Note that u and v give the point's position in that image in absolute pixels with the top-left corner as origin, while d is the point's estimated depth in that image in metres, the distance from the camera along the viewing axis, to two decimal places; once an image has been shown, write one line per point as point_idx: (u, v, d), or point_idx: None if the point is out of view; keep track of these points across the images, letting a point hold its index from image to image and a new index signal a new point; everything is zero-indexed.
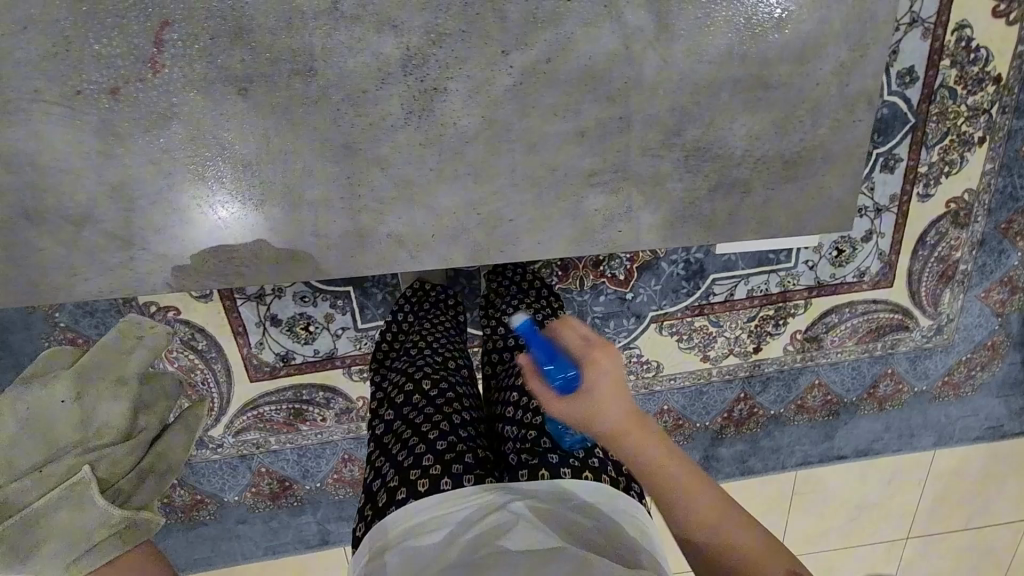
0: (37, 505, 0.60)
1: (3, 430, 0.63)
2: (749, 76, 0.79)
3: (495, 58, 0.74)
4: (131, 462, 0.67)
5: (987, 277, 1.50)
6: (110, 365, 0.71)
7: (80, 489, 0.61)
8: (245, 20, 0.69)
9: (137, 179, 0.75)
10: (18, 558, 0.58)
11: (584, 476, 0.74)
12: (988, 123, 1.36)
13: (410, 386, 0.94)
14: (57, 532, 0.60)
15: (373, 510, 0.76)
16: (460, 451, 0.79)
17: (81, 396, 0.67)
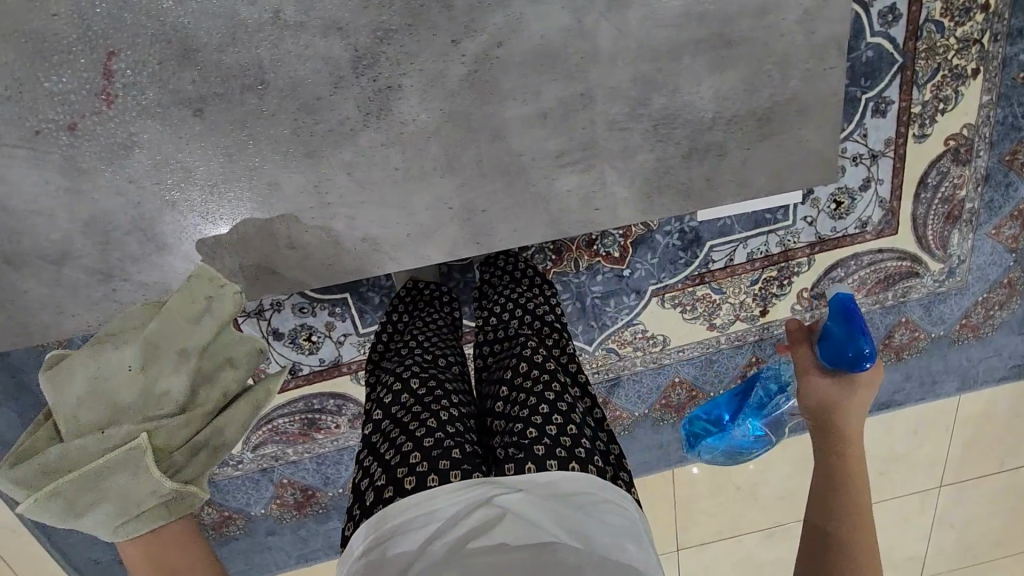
0: (97, 467, 0.60)
1: (65, 394, 0.63)
2: (710, 35, 0.76)
3: (446, 49, 0.73)
4: (186, 436, 0.65)
5: (995, 213, 1.45)
6: (179, 329, 0.67)
7: (136, 460, 0.60)
8: (191, 41, 0.69)
9: (108, 212, 0.75)
10: (69, 517, 0.60)
11: (571, 467, 0.74)
12: (981, 53, 1.31)
13: (398, 385, 0.95)
14: (108, 498, 0.61)
15: (361, 509, 0.78)
16: (446, 447, 0.80)
17: (146, 365, 0.64)
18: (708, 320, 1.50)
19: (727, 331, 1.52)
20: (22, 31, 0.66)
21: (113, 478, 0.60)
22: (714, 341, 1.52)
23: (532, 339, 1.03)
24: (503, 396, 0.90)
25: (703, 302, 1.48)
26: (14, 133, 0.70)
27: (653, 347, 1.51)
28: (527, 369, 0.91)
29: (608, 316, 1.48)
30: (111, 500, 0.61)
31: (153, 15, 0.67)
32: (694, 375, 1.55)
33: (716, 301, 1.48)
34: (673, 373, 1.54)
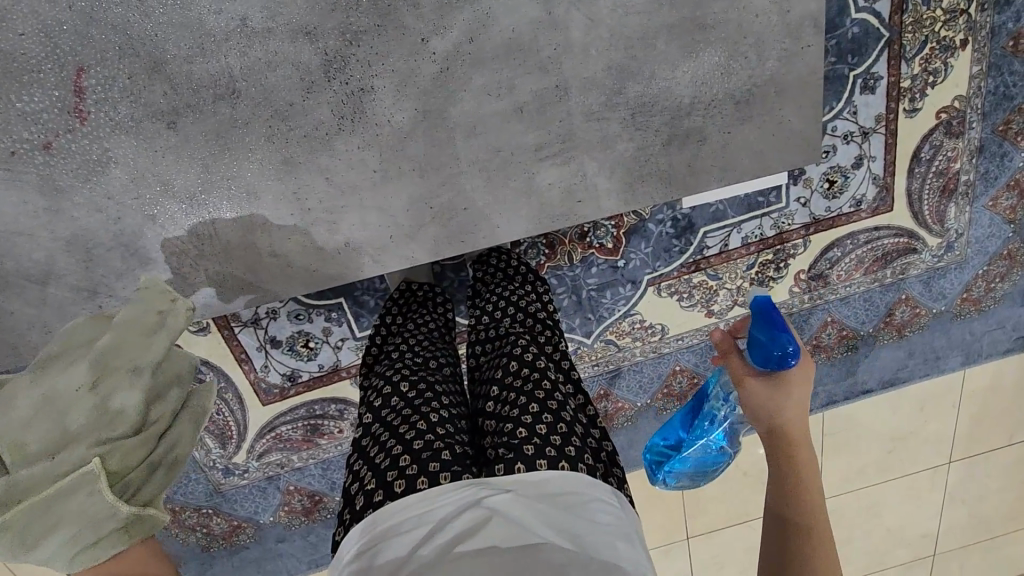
0: (49, 492, 0.57)
1: (13, 414, 0.61)
2: (683, 19, 0.75)
3: (417, 48, 0.72)
4: (143, 454, 0.63)
5: (991, 184, 1.43)
6: (134, 346, 0.65)
7: (90, 482, 0.58)
8: (159, 53, 0.69)
9: (88, 229, 0.76)
10: (18, 548, 0.57)
11: (560, 466, 0.75)
12: (968, 23, 1.29)
13: (388, 389, 0.95)
14: (60, 524, 0.58)
15: (351, 514, 0.78)
16: (435, 449, 0.80)
17: (98, 383, 0.63)
18: (706, 307, 1.49)
19: (726, 317, 1.51)
20: None
21: (68, 502, 0.58)
22: (713, 328, 1.51)
23: (523, 338, 1.03)
24: (493, 396, 0.90)
25: (700, 289, 1.47)
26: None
27: (652, 336, 1.50)
28: (518, 369, 0.91)
29: (605, 308, 1.47)
30: (66, 526, 0.58)
31: (121, 31, 0.67)
32: (694, 363, 1.54)
33: (712, 287, 1.47)
34: (673, 362, 1.53)
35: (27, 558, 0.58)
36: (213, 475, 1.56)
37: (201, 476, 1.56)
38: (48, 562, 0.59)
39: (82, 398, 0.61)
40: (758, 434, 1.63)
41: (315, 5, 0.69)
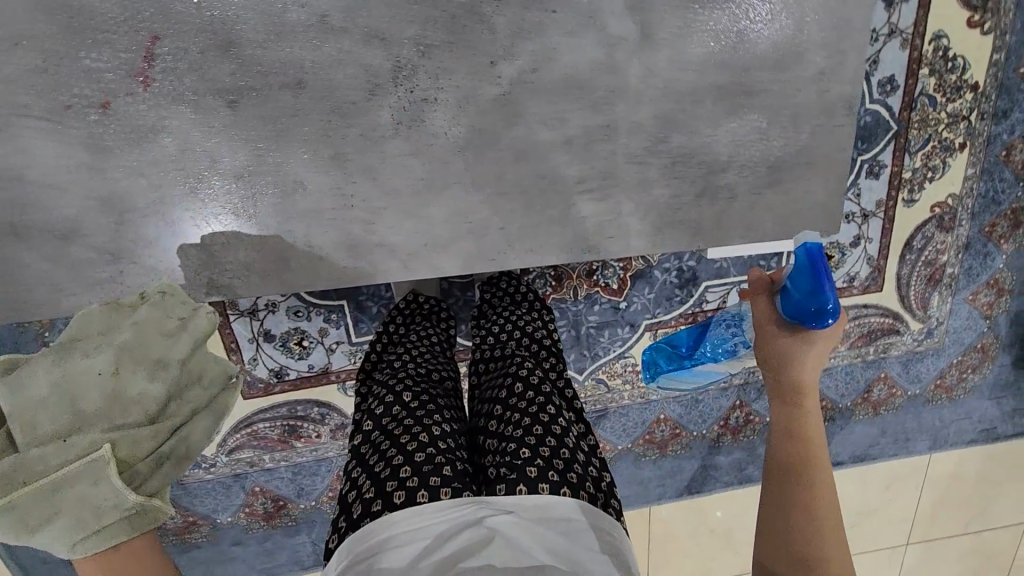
0: (59, 474, 0.59)
1: (29, 394, 0.62)
2: (731, 83, 0.80)
3: (482, 69, 0.75)
4: (153, 446, 0.64)
5: (973, 279, 1.51)
6: (154, 343, 0.69)
7: (100, 468, 0.59)
8: (235, 34, 0.70)
9: (125, 194, 0.75)
10: (26, 527, 0.58)
11: (561, 492, 0.73)
12: (968, 129, 1.39)
13: (391, 398, 0.94)
14: (66, 508, 0.59)
15: (347, 522, 0.76)
16: (438, 463, 0.78)
17: (117, 371, 0.65)
18: None
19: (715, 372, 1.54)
20: (68, 7, 0.67)
21: (72, 487, 0.59)
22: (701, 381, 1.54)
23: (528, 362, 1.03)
24: (496, 416, 0.90)
25: None
26: (42, 106, 0.70)
27: (642, 382, 1.52)
28: (523, 391, 0.91)
29: (601, 347, 1.49)
30: (71, 509, 0.59)
31: (199, 7, 0.69)
32: (680, 413, 1.56)
33: None
34: (659, 409, 1.54)
35: (28, 538, 0.59)
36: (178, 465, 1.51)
37: None
38: (49, 546, 0.59)
39: (100, 383, 0.64)
40: (730, 492, 1.65)
41: (394, 13, 0.71)
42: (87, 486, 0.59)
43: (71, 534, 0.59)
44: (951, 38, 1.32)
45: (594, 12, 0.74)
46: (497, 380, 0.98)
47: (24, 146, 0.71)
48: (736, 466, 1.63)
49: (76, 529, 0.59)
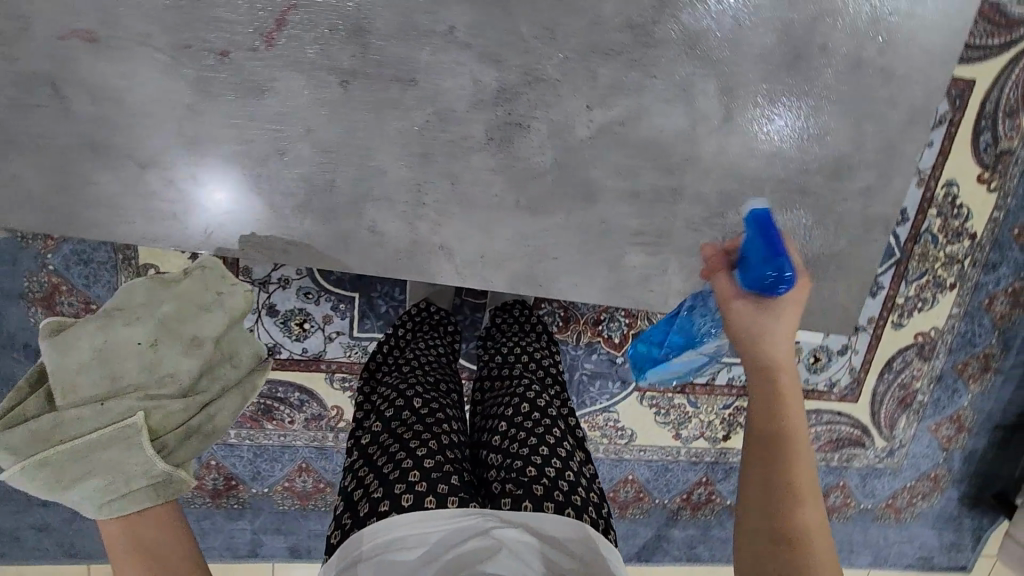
0: (93, 435, 0.61)
1: (75, 357, 0.65)
2: (790, 179, 0.88)
3: (578, 111, 0.81)
4: (182, 417, 0.65)
5: (939, 411, 1.61)
6: (194, 318, 0.71)
7: (130, 433, 0.61)
8: (366, 22, 0.74)
9: (211, 140, 0.77)
10: (60, 485, 0.60)
11: (566, 512, 0.73)
12: (960, 272, 1.52)
13: (400, 402, 0.93)
14: (99, 470, 0.60)
15: (352, 519, 0.75)
16: (446, 471, 0.78)
17: (157, 343, 0.68)
18: (675, 429, 1.57)
19: (688, 445, 1.58)
20: None
21: (105, 449, 0.61)
22: (674, 451, 1.58)
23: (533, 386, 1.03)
24: (498, 431, 0.89)
25: (676, 410, 1.56)
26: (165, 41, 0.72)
27: (619, 439, 1.55)
28: (529, 411, 0.91)
29: (588, 396, 1.52)
30: (102, 472, 0.60)
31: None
32: (647, 478, 1.58)
33: (688, 413, 1.56)
34: (628, 470, 1.57)
35: (61, 497, 0.61)
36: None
37: None
38: (79, 507, 0.61)
39: (140, 353, 0.67)
40: (675, 566, 1.67)
41: (514, 41, 0.77)
42: (118, 450, 0.61)
43: (99, 496, 0.60)
44: (962, 187, 1.46)
45: (687, 87, 0.81)
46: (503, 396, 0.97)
47: (134, 73, 0.73)
48: (687, 542, 1.66)
49: (103, 489, 0.60)
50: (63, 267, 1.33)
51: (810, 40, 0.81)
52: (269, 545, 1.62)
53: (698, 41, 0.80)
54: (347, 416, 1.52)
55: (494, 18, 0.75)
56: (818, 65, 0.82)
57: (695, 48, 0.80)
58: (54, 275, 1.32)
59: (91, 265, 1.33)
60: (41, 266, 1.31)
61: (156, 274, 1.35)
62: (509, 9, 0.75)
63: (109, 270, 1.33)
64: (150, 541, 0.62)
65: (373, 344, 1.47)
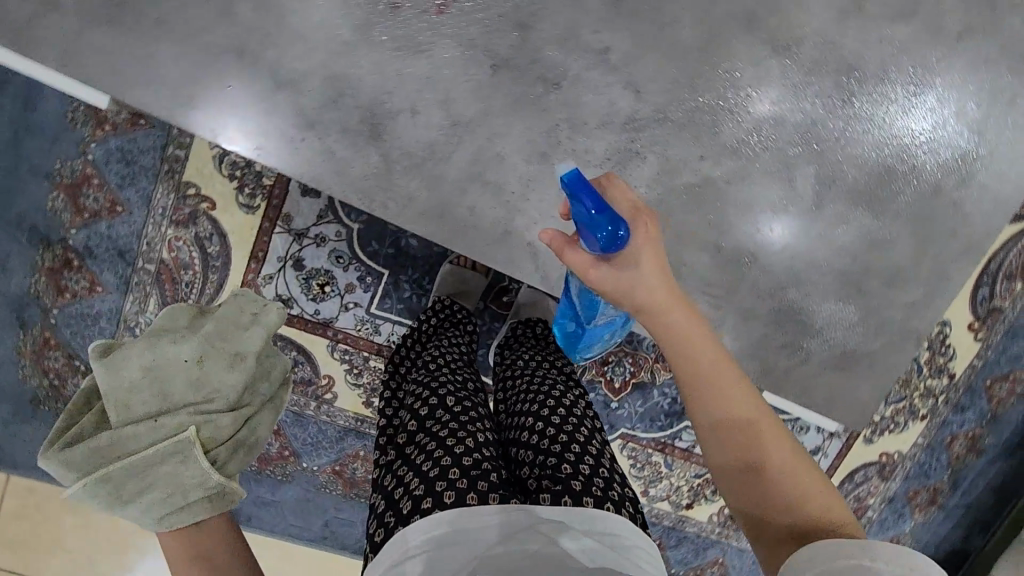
0: (149, 452, 0.73)
1: (130, 378, 0.77)
2: (852, 274, 0.95)
3: (692, 157, 0.86)
4: (229, 431, 0.78)
5: (884, 531, 1.73)
6: (233, 338, 0.83)
7: (183, 446, 0.74)
8: (534, 19, 0.78)
9: (352, 81, 0.78)
10: (126, 497, 0.73)
11: (606, 508, 0.75)
12: (933, 406, 1.68)
13: (433, 399, 0.91)
14: (158, 483, 0.73)
15: (396, 517, 0.76)
16: (485, 470, 0.78)
17: (202, 360, 0.80)
18: (646, 486, 1.65)
19: (653, 504, 1.66)
20: None
21: (158, 468, 0.73)
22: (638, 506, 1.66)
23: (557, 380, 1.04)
24: (526, 426, 0.89)
25: (651, 467, 1.64)
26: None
27: None
28: (557, 406, 0.91)
29: None
30: (162, 484, 0.73)
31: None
32: None
33: (661, 472, 1.64)
34: None
35: (124, 508, 0.73)
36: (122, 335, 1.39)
37: (110, 329, 1.38)
38: (140, 514, 0.73)
39: (187, 369, 0.79)
40: None
41: (658, 78, 0.82)
42: (168, 467, 0.73)
43: (159, 506, 0.73)
44: (953, 331, 1.63)
45: (790, 166, 0.88)
46: (530, 391, 0.97)
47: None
48: None
49: (158, 501, 0.73)
50: (102, 160, 1.28)
51: (902, 159, 0.90)
52: None
53: (811, 131, 0.87)
54: (335, 389, 1.48)
55: (646, 54, 0.81)
56: (902, 183, 0.91)
57: (807, 136, 0.87)
58: (91, 165, 1.27)
59: (133, 168, 1.28)
60: (81, 153, 1.27)
61: (194, 196, 1.31)
62: (662, 51, 0.81)
63: (150, 178, 1.29)
64: (193, 547, 0.74)
65: (387, 324, 1.45)
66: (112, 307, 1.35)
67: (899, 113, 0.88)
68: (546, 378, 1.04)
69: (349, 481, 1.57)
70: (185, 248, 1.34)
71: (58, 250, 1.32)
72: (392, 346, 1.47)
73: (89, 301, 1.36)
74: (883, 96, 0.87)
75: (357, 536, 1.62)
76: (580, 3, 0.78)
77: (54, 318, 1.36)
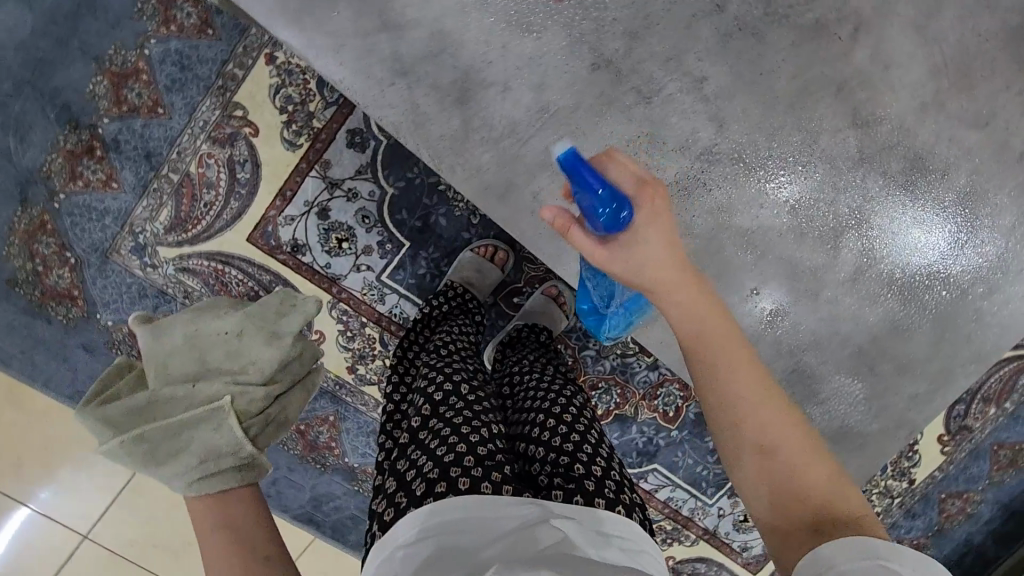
0: (185, 415, 0.76)
1: (173, 343, 0.85)
2: (869, 353, 0.97)
3: (753, 203, 0.89)
4: (261, 406, 0.80)
5: None
6: (271, 320, 0.88)
7: (219, 412, 0.77)
8: (644, 32, 0.80)
9: (457, 41, 0.78)
10: (158, 458, 0.75)
11: (618, 510, 0.75)
12: (887, 505, 1.74)
13: (449, 387, 0.92)
14: (193, 447, 0.75)
15: (409, 498, 0.76)
16: (499, 461, 0.79)
17: (240, 335, 0.86)
18: None
19: None
20: None
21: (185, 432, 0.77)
22: None
23: (559, 378, 1.03)
24: (537, 422, 0.89)
25: None
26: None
27: None
28: (569, 407, 0.91)
29: None
30: (195, 450, 0.75)
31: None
32: None
33: None
34: None
35: (158, 470, 0.75)
36: (124, 238, 1.34)
37: (113, 229, 1.34)
38: (171, 478, 0.74)
39: (226, 340, 0.85)
40: None
41: (742, 120, 0.85)
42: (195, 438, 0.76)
43: (191, 471, 0.74)
44: (924, 438, 1.68)
45: (839, 235, 0.91)
46: (542, 389, 0.98)
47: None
48: None
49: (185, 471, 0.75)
50: (156, 59, 1.25)
51: (943, 256, 0.94)
52: None
53: (868, 208, 0.91)
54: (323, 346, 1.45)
55: (738, 95, 0.84)
56: (936, 279, 0.95)
57: (862, 211, 0.91)
58: (144, 61, 1.24)
59: (185, 74, 1.25)
60: (137, 46, 1.24)
61: (237, 119, 1.28)
62: (754, 95, 0.84)
63: (199, 89, 1.26)
64: (214, 513, 0.73)
65: (393, 295, 1.43)
66: (122, 208, 1.31)
67: (935, 220, 0.92)
68: (557, 378, 1.03)
69: (310, 443, 1.53)
70: (214, 167, 1.31)
71: (85, 136, 1.27)
72: (393, 318, 1.44)
73: (100, 195, 1.31)
74: (930, 198, 0.91)
75: (301, 502, 1.57)
76: (691, 28, 0.81)
77: (58, 203, 1.31)
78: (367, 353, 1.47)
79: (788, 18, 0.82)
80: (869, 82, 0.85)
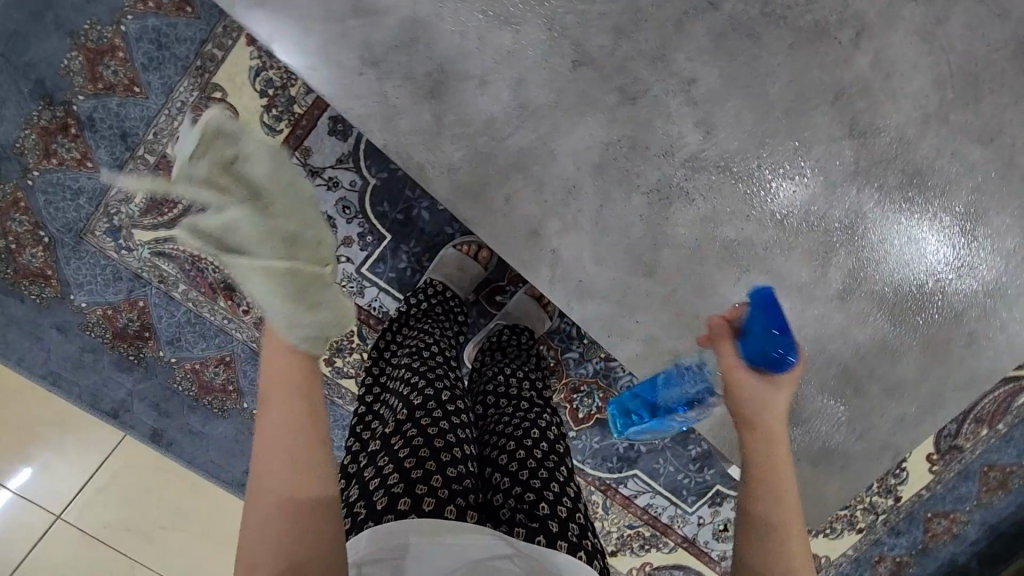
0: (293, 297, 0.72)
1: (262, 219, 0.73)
2: (856, 375, 0.93)
3: (739, 215, 0.84)
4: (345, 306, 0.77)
5: None
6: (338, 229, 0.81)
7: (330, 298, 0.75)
8: (631, 28, 0.75)
9: (430, 29, 0.74)
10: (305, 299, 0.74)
11: (578, 554, 0.72)
12: (870, 521, 1.71)
13: (427, 393, 0.88)
14: (306, 322, 0.71)
15: (369, 511, 0.74)
16: (466, 486, 0.76)
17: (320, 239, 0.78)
18: None
19: None
20: None
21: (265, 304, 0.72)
22: None
23: (537, 401, 1.00)
24: (505, 447, 0.86)
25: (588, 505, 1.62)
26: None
27: None
28: (544, 435, 0.88)
29: None
30: (318, 315, 0.72)
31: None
32: None
33: (596, 513, 1.63)
34: None
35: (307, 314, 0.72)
36: (98, 219, 1.31)
37: (88, 209, 1.30)
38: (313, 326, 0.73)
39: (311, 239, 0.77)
40: None
41: (732, 125, 0.80)
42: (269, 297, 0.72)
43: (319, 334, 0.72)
44: (913, 456, 1.64)
45: (829, 252, 0.87)
46: (517, 412, 0.94)
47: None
48: None
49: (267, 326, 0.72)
50: (133, 35, 1.20)
51: (938, 277, 0.89)
52: (135, 414, 1.46)
53: (862, 222, 0.86)
54: None
55: (729, 98, 0.79)
56: (931, 300, 0.90)
57: (854, 224, 0.86)
58: (121, 37, 1.20)
59: (163, 52, 1.21)
60: (113, 21, 1.19)
61: (215, 101, 1.24)
62: (746, 99, 0.79)
63: (177, 68, 1.22)
64: (290, 407, 0.65)
65: (373, 289, 1.39)
66: (96, 188, 1.27)
67: (936, 229, 0.87)
68: (535, 397, 1.00)
69: None
70: None
71: (59, 112, 1.23)
72: (372, 312, 1.41)
73: (75, 174, 1.28)
74: (928, 209, 0.86)
75: None
76: (682, 26, 0.76)
77: (31, 180, 1.27)
78: (345, 346, 1.43)
79: (785, 19, 0.77)
80: (869, 91, 0.80)
